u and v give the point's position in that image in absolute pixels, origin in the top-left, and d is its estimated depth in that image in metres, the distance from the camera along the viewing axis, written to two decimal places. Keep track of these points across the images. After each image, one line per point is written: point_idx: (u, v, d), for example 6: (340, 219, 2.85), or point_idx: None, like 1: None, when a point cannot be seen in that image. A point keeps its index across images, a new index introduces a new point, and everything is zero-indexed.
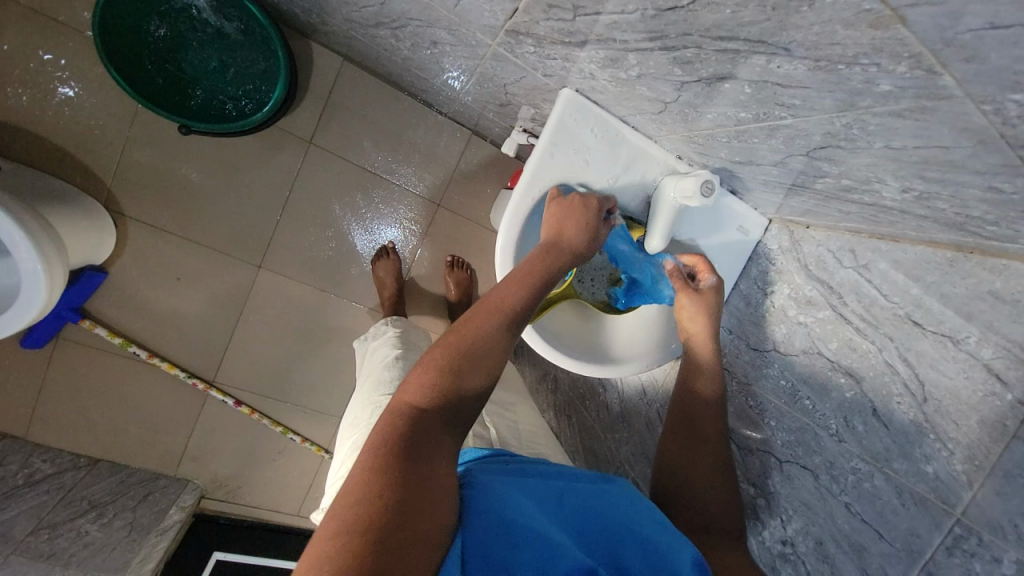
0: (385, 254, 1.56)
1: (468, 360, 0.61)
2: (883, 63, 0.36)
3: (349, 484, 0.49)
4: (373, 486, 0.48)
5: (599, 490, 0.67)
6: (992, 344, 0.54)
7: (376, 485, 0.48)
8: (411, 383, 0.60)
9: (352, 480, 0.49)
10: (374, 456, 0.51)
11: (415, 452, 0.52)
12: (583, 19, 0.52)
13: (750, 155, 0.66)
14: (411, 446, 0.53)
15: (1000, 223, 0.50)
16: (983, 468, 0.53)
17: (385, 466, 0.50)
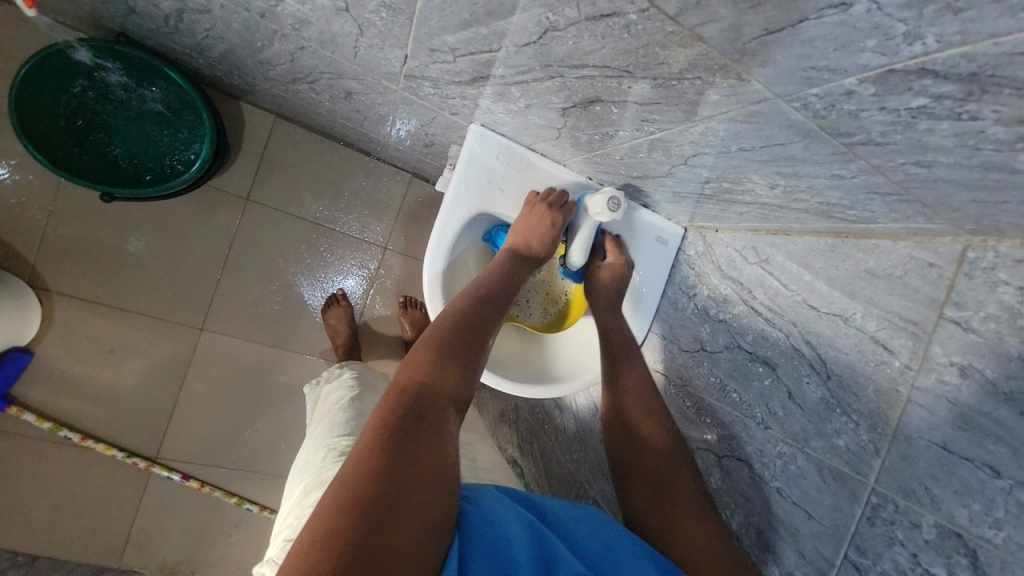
0: (334, 301, 1.54)
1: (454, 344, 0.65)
2: (706, 75, 0.41)
3: (353, 464, 0.49)
4: (377, 463, 0.49)
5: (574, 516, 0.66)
6: (876, 318, 0.59)
7: (378, 462, 0.49)
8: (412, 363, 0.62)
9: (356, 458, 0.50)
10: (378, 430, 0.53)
11: (420, 425, 0.54)
12: (462, 59, 0.56)
13: (645, 169, 0.71)
14: (413, 423, 0.54)
15: (856, 207, 0.55)
16: (885, 435, 0.56)
17: (388, 442, 0.51)
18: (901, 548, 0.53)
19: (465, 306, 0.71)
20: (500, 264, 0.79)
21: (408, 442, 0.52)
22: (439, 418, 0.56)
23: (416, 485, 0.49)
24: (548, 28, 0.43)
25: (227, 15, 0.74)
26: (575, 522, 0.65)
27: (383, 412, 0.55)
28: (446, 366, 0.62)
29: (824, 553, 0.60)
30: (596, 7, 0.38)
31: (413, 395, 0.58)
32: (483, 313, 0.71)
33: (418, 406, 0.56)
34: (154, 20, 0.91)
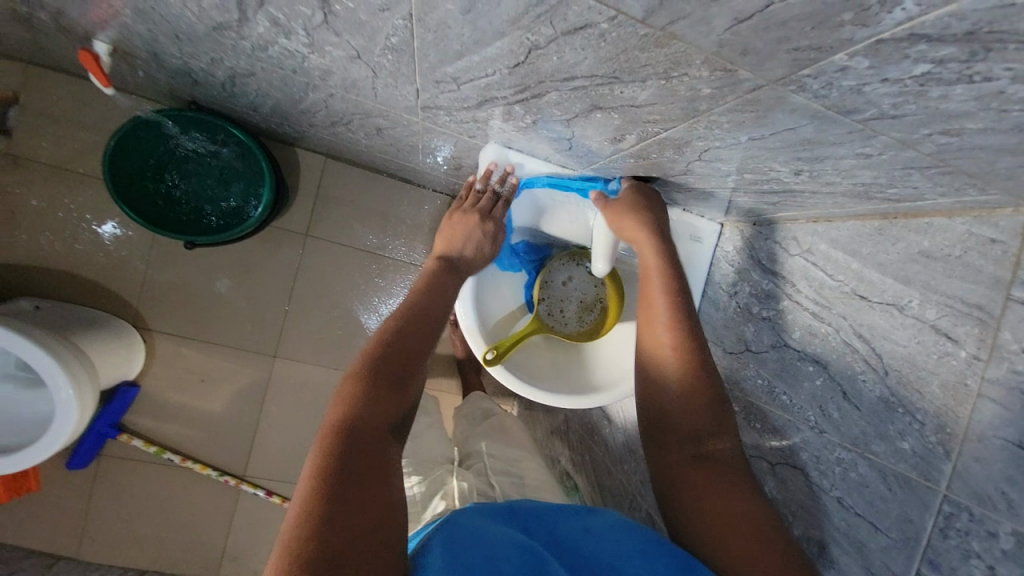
0: None
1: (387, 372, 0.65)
2: (692, 71, 0.40)
3: (296, 518, 0.50)
4: (323, 517, 0.50)
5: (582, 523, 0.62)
6: (934, 305, 0.53)
7: (321, 513, 0.50)
8: (345, 397, 0.61)
9: (298, 514, 0.50)
10: (319, 480, 0.52)
11: (356, 474, 0.54)
12: (466, 87, 0.59)
13: (663, 169, 0.70)
14: (356, 465, 0.55)
15: (895, 185, 0.51)
16: (955, 435, 0.49)
17: (332, 491, 0.52)
18: (980, 562, 0.47)
19: (395, 331, 0.70)
20: (426, 286, 0.79)
21: (343, 498, 0.51)
22: (375, 460, 0.56)
23: (359, 539, 0.50)
24: (532, 48, 0.44)
25: (267, 76, 0.82)
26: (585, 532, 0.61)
27: (315, 467, 0.54)
28: (379, 395, 0.62)
29: (895, 569, 0.54)
30: (569, 22, 0.38)
31: (348, 434, 0.57)
32: (414, 336, 0.71)
33: (358, 446, 0.56)
34: (215, 88, 1.04)
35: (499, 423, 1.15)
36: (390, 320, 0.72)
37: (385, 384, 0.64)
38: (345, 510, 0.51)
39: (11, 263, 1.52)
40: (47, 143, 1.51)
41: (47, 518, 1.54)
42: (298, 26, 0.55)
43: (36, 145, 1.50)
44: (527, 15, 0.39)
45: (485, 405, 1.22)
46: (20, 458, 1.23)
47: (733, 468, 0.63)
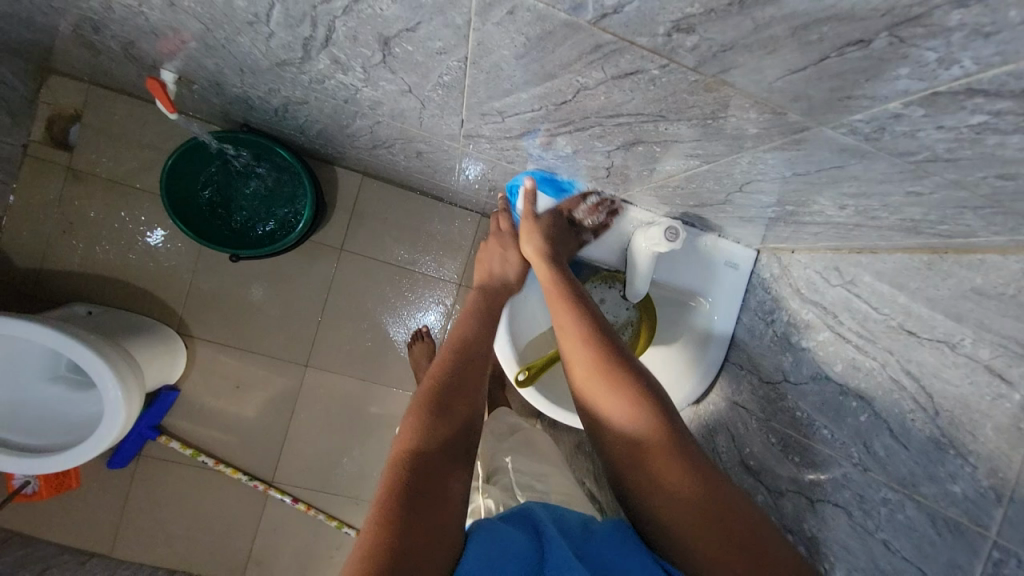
0: (420, 337, 1.67)
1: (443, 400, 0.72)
2: (739, 113, 0.41)
3: (366, 532, 0.56)
4: (388, 529, 0.55)
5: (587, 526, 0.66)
6: (988, 344, 0.51)
7: (390, 526, 0.56)
8: (408, 427, 0.69)
9: (369, 528, 0.56)
10: (386, 498, 0.59)
11: (418, 493, 0.60)
12: (510, 119, 0.61)
13: (701, 198, 0.70)
14: (417, 486, 0.61)
15: (947, 221, 0.50)
16: (1009, 481, 0.48)
17: (395, 505, 0.58)
18: None
19: (448, 365, 0.77)
20: (473, 318, 0.86)
21: (409, 513, 0.57)
22: (433, 480, 0.62)
23: (421, 551, 0.55)
24: (580, 88, 0.46)
25: (319, 103, 0.87)
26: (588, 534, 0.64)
27: (382, 487, 0.60)
28: (437, 421, 0.69)
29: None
30: (620, 68, 0.40)
31: (411, 458, 0.64)
32: (466, 369, 0.77)
33: (420, 468, 0.63)
34: (268, 113, 1.10)
35: (525, 441, 1.15)
36: (446, 355, 0.79)
37: (439, 411, 0.70)
38: (408, 524, 0.56)
39: (70, 271, 1.63)
40: (109, 160, 1.61)
41: (88, 514, 1.60)
42: (355, 64, 0.58)
43: (99, 162, 1.61)
44: (580, 61, 0.41)
45: (511, 423, 1.23)
46: (71, 456, 1.29)
47: (676, 454, 0.66)
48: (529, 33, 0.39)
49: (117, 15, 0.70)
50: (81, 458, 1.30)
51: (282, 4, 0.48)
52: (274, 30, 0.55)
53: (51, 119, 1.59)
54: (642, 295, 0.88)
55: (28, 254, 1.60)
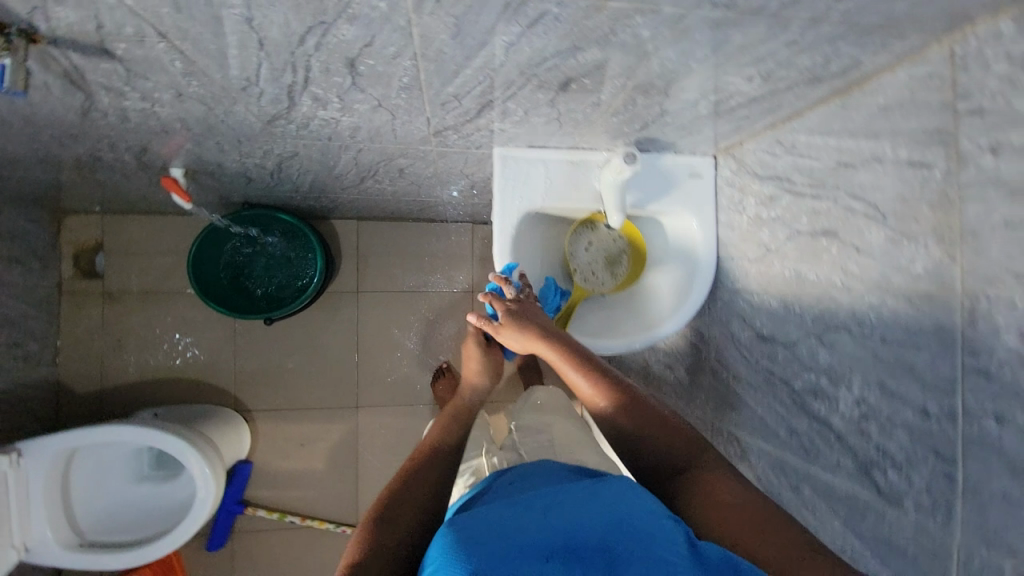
0: (442, 374, 1.80)
1: (405, 500, 0.76)
2: (630, 22, 0.53)
3: None
4: None
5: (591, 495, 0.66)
6: (905, 144, 0.61)
7: None
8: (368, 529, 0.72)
9: None
10: None
11: None
12: (465, 99, 0.73)
13: (643, 118, 0.82)
14: None
15: (834, 57, 0.60)
16: (955, 239, 0.55)
17: None
18: (1009, 333, 0.50)
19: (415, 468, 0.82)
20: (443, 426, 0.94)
21: None
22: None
23: None
24: (509, 45, 0.58)
25: (308, 152, 1.02)
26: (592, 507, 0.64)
27: None
28: (395, 521, 0.72)
29: (943, 374, 0.57)
30: (530, 16, 0.52)
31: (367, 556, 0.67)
32: (432, 475, 0.81)
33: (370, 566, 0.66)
34: (268, 182, 1.26)
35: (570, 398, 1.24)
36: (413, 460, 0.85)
37: (397, 510, 0.74)
38: None
39: (128, 383, 1.77)
40: (137, 275, 1.78)
41: None
42: (332, 95, 0.72)
43: (129, 279, 1.78)
44: (500, 22, 0.53)
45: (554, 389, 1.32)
46: (174, 537, 1.35)
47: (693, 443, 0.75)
48: (456, 12, 0.51)
49: (133, 125, 0.84)
50: (184, 536, 1.35)
51: (268, 60, 0.61)
52: (264, 86, 0.69)
53: (76, 254, 1.75)
54: (620, 223, 0.97)
55: (86, 379, 1.75)
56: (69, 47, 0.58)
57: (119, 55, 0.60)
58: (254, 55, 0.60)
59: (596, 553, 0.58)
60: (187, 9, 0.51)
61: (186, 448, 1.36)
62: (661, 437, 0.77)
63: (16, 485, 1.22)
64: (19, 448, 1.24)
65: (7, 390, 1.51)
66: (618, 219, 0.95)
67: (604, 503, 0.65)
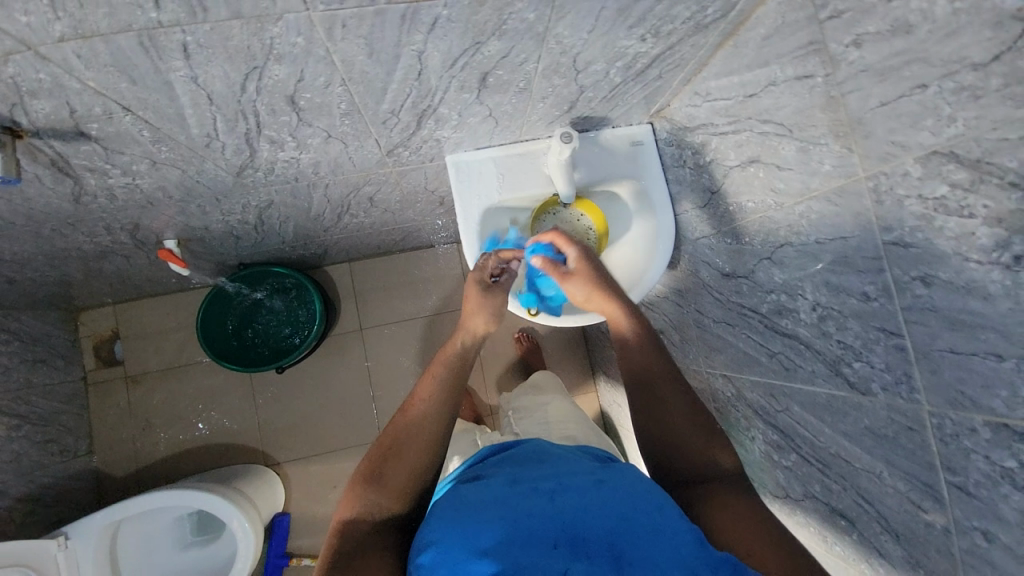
0: None
1: (399, 468, 0.80)
2: (512, 9, 0.60)
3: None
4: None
5: (596, 487, 0.74)
6: (789, 62, 0.67)
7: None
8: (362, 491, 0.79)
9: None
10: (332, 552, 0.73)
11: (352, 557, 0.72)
12: (402, 114, 0.82)
13: (567, 99, 0.89)
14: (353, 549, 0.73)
15: (705, 3, 0.68)
16: (847, 132, 0.60)
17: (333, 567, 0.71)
18: (909, 199, 0.55)
19: (407, 427, 0.84)
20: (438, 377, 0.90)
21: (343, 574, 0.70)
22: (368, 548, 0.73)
23: None
24: (419, 54, 0.66)
25: (284, 198, 1.11)
26: (601, 501, 0.71)
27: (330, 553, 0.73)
28: (385, 487, 0.78)
29: (870, 255, 0.61)
30: (425, 22, 0.59)
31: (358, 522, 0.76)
32: (426, 439, 0.83)
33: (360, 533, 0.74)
34: (255, 237, 1.36)
35: None
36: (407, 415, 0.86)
37: (387, 476, 0.79)
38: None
39: (161, 458, 1.84)
40: (154, 354, 1.88)
41: None
42: (285, 134, 0.81)
43: (147, 360, 1.87)
44: (402, 33, 0.61)
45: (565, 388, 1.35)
46: None
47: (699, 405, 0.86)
48: (361, 32, 0.59)
49: (120, 201, 0.94)
50: None
51: (219, 112, 0.70)
52: (224, 139, 0.78)
53: (96, 346, 1.86)
54: (571, 193, 1.02)
55: (121, 462, 1.82)
56: (52, 135, 0.67)
57: (94, 135, 0.69)
58: (206, 110, 0.69)
59: (602, 548, 0.66)
60: (140, 79, 0.60)
61: (225, 507, 1.40)
62: (690, 403, 0.86)
63: (67, 567, 1.26)
64: (65, 532, 1.28)
65: (49, 483, 1.58)
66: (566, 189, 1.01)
67: (608, 496, 0.72)
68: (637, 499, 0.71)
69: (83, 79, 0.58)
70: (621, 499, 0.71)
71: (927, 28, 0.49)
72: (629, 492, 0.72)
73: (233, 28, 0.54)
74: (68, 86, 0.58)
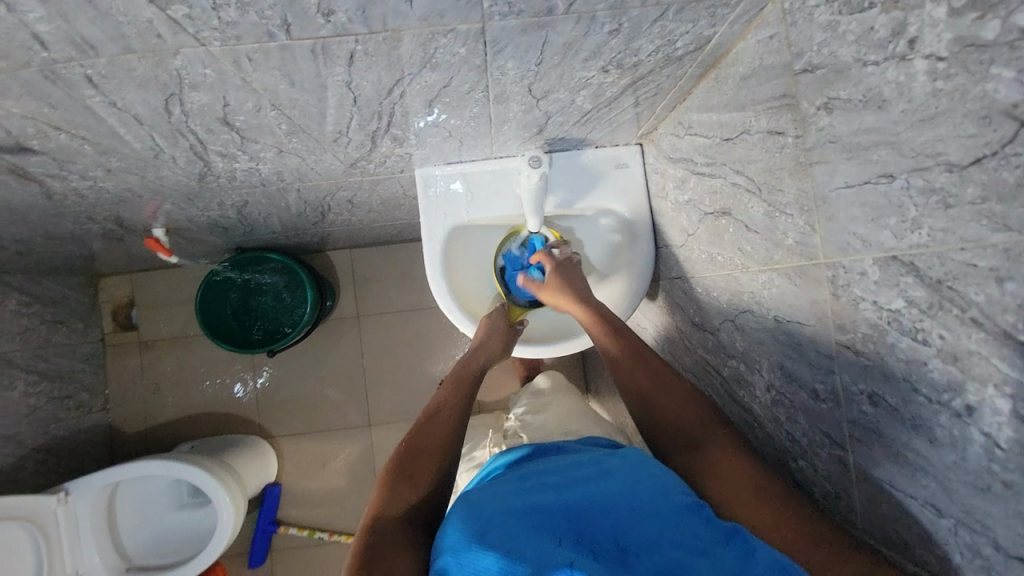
0: None
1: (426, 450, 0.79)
2: (437, 43, 0.54)
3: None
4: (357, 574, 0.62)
5: (606, 476, 0.63)
6: (764, 112, 0.58)
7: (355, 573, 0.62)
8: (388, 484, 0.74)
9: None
10: (360, 546, 0.66)
11: (381, 546, 0.65)
12: (353, 134, 0.78)
13: (536, 123, 0.82)
14: (385, 536, 0.66)
15: (672, 37, 0.59)
16: (811, 208, 0.52)
17: (365, 556, 0.64)
18: (866, 303, 0.46)
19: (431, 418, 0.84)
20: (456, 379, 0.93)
21: (374, 561, 0.63)
22: (402, 535, 0.67)
23: None
24: (347, 84, 0.61)
25: (259, 199, 1.10)
26: (612, 486, 0.61)
27: (355, 550, 0.65)
28: (413, 475, 0.75)
29: (822, 352, 0.53)
30: (342, 56, 0.54)
31: (384, 511, 0.70)
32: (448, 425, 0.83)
33: (388, 522, 0.68)
34: (243, 227, 1.37)
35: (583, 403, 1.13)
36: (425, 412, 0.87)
37: (414, 459, 0.77)
38: (373, 568, 0.62)
39: (167, 420, 1.97)
40: (165, 323, 1.98)
41: None
42: (233, 149, 0.79)
43: (158, 328, 1.98)
44: (320, 66, 0.56)
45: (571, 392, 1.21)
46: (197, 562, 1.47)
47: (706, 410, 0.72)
48: (275, 65, 0.55)
49: (93, 199, 0.96)
50: (205, 562, 1.48)
51: (156, 131, 0.69)
52: (172, 152, 0.76)
53: (113, 311, 1.98)
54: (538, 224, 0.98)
55: (133, 420, 1.96)
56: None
57: (38, 148, 0.70)
58: (142, 129, 0.68)
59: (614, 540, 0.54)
60: (60, 105, 0.59)
61: (208, 481, 1.48)
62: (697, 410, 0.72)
63: (64, 520, 1.37)
64: (65, 488, 1.39)
65: (63, 436, 1.73)
66: (533, 220, 0.97)
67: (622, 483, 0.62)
68: (653, 492, 0.60)
69: (6, 106, 0.57)
70: (640, 487, 0.61)
71: (902, 106, 0.40)
72: (642, 479, 0.62)
73: (131, 62, 0.51)
74: None
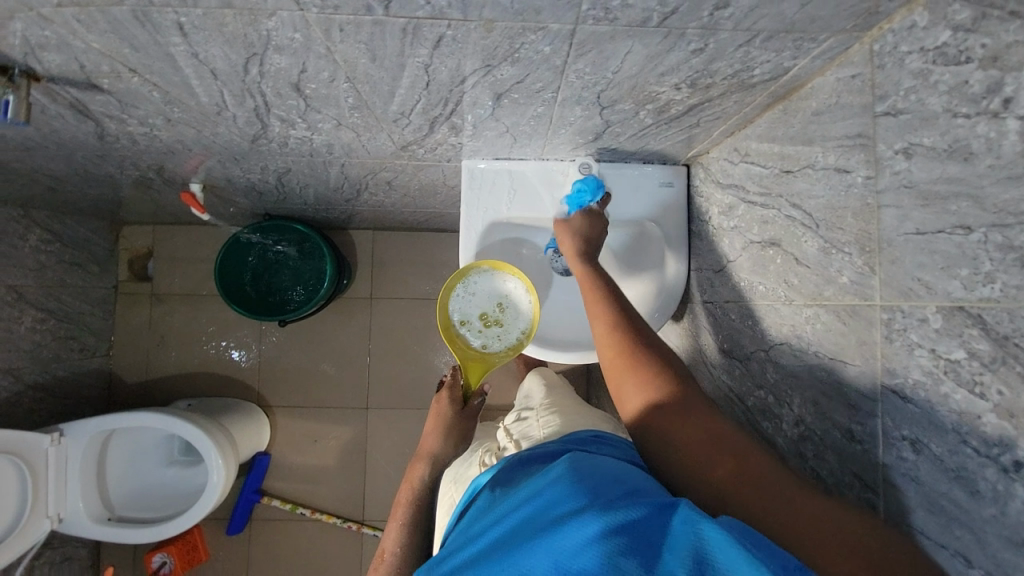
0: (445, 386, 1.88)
1: None
2: (523, 39, 0.55)
3: None
4: None
5: (540, 497, 0.56)
6: (832, 151, 0.58)
7: None
8: None
9: None
10: None
11: None
12: (414, 117, 0.78)
13: (593, 130, 0.83)
14: None
15: (751, 64, 0.60)
16: (873, 250, 0.52)
17: None
18: (921, 350, 0.47)
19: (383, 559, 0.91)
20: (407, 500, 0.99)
21: None
22: None
23: None
24: (425, 66, 0.62)
25: (301, 168, 1.11)
26: (550, 506, 0.54)
27: None
28: None
29: (865, 393, 0.54)
30: (429, 39, 0.55)
31: None
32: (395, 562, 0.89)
33: None
34: (277, 195, 1.38)
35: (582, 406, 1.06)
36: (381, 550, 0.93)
37: None
38: None
39: (169, 375, 1.97)
40: (180, 278, 1.98)
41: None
42: (294, 116, 0.79)
43: (173, 282, 1.98)
44: (405, 45, 0.57)
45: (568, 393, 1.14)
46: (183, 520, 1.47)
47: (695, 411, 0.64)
48: (362, 38, 0.56)
49: (143, 145, 0.97)
50: (190, 521, 1.47)
51: (226, 87, 0.69)
52: (234, 110, 0.77)
53: (131, 260, 1.99)
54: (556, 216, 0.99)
55: (135, 370, 1.96)
56: (66, 82, 0.69)
57: (106, 88, 0.70)
58: (213, 84, 0.68)
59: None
60: (141, 48, 0.59)
61: (203, 439, 1.48)
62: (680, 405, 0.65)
63: (57, 461, 1.37)
64: (61, 428, 1.39)
65: (64, 376, 1.73)
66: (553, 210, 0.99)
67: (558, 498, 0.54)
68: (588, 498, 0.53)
69: (88, 40, 0.58)
70: (577, 491, 0.54)
71: (990, 160, 0.41)
72: (572, 488, 0.55)
73: (226, 17, 0.52)
74: (75, 45, 0.59)
